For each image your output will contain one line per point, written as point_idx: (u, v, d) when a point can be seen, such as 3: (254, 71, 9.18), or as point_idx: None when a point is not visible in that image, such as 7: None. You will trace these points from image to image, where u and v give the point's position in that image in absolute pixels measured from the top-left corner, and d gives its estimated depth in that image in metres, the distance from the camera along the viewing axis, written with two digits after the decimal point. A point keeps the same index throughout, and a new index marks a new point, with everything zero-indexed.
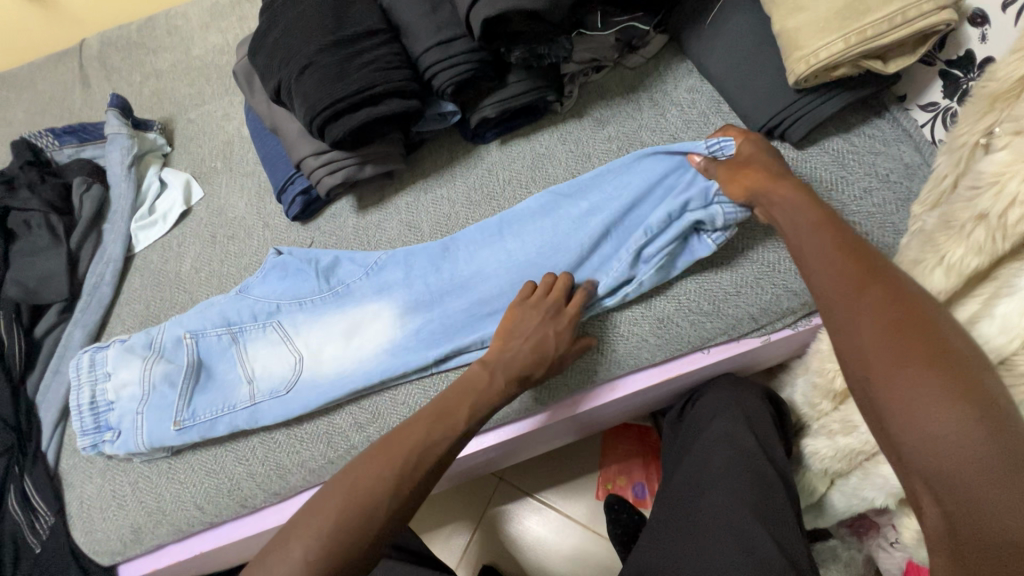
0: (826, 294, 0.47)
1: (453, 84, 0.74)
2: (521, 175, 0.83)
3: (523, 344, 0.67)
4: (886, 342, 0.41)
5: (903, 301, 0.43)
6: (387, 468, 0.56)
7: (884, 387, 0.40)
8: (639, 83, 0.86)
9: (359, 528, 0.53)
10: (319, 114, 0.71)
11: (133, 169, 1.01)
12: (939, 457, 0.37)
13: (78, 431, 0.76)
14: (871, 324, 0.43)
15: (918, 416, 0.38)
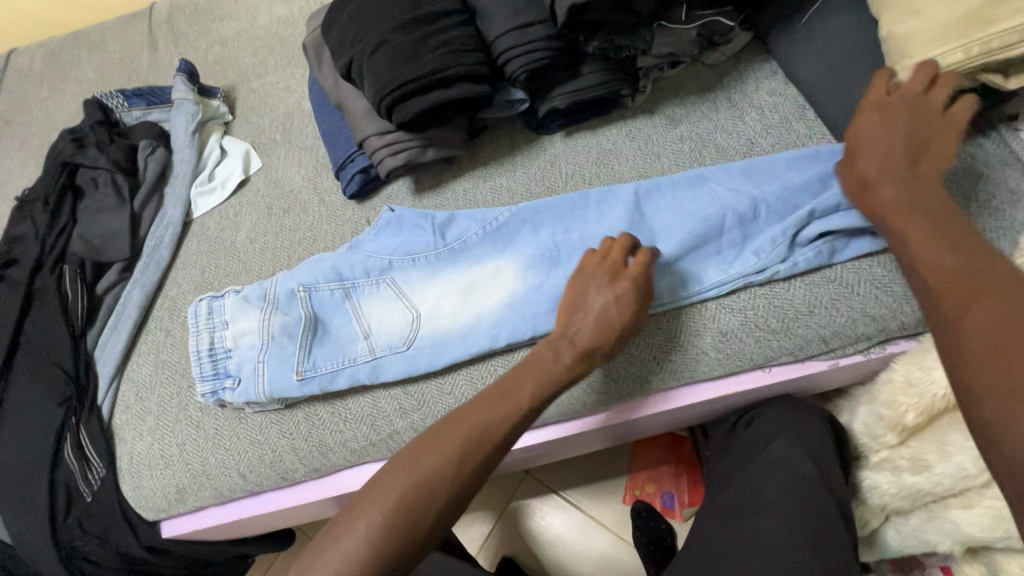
0: (937, 282, 0.47)
1: (527, 71, 0.71)
2: (585, 170, 0.81)
3: (586, 310, 0.64)
4: (991, 328, 0.40)
5: (1022, 296, 0.41)
6: (448, 452, 0.54)
7: (980, 403, 0.38)
8: (717, 81, 0.81)
9: (418, 507, 0.52)
10: (389, 93, 0.70)
11: (196, 135, 1.02)
12: (1021, 452, 0.35)
13: (197, 376, 0.76)
14: (985, 312, 0.41)
15: (1014, 411, 0.36)
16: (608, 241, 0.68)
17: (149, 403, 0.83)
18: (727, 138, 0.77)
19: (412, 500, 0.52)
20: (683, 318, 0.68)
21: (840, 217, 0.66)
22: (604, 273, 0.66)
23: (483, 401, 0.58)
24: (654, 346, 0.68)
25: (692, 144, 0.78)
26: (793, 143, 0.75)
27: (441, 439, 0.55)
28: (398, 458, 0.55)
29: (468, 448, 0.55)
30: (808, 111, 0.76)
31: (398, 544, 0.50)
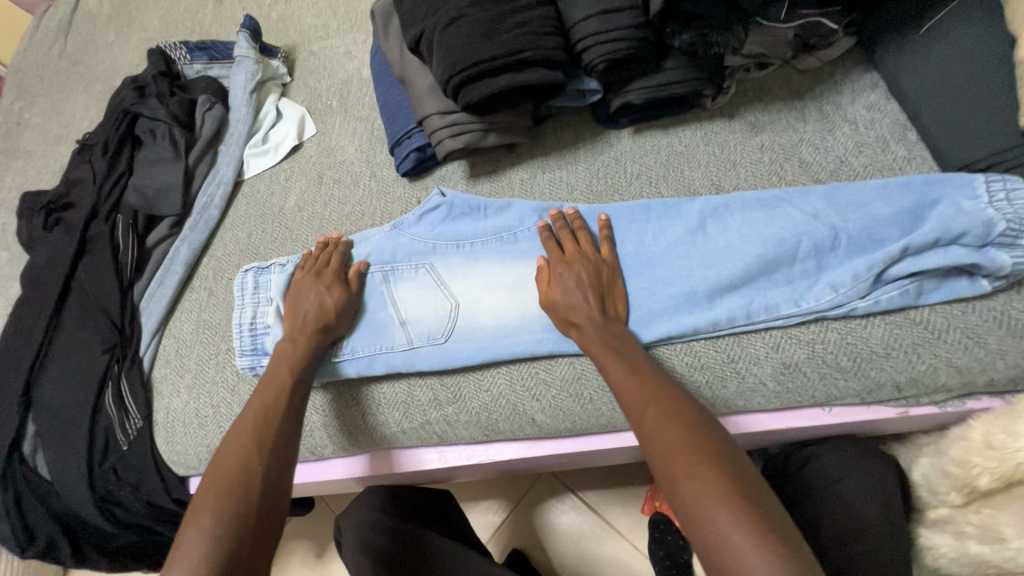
0: (625, 399, 0.55)
1: (606, 61, 0.66)
2: (651, 171, 0.76)
3: (302, 306, 0.72)
4: (667, 440, 0.49)
5: (680, 418, 0.50)
6: (250, 437, 0.58)
7: (691, 493, 0.45)
8: (808, 89, 0.75)
9: (240, 484, 0.54)
10: (458, 73, 0.66)
11: (254, 95, 1.01)
12: (733, 558, 0.41)
13: (238, 349, 0.76)
14: (668, 432, 0.49)
15: (701, 516, 0.44)
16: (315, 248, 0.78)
17: (188, 361, 0.83)
18: (813, 153, 0.71)
19: (207, 491, 0.54)
20: (743, 344, 0.63)
21: (932, 271, 0.59)
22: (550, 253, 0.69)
23: (257, 393, 0.64)
24: (709, 369, 0.63)
25: (773, 155, 0.72)
26: (889, 164, 0.68)
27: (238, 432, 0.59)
28: (215, 461, 0.57)
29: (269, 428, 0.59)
30: (910, 131, 0.69)
31: (237, 534, 0.50)
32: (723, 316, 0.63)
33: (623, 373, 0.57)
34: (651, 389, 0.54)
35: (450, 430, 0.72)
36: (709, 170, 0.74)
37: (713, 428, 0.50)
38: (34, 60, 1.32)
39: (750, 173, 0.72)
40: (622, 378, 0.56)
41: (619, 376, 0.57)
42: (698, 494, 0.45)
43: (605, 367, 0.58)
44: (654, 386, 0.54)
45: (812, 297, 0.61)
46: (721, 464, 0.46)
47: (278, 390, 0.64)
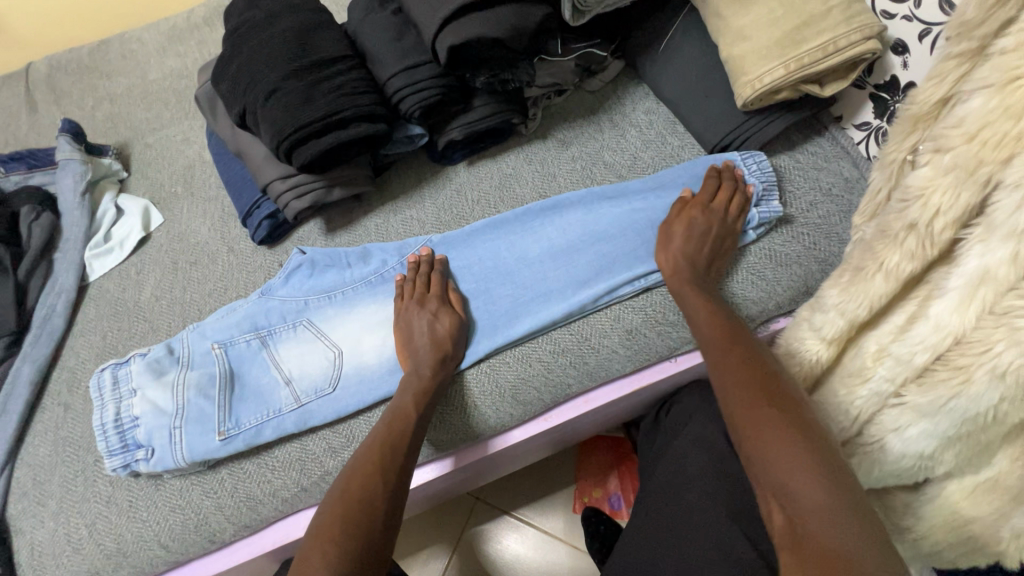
0: (712, 343, 0.61)
1: (420, 108, 0.75)
2: (488, 196, 0.85)
3: (420, 341, 0.72)
4: (734, 383, 0.55)
5: (754, 366, 0.56)
6: (370, 496, 0.59)
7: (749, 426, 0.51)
8: (599, 105, 0.89)
9: (362, 539, 0.56)
10: (285, 138, 0.71)
11: (87, 196, 0.98)
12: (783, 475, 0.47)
13: (104, 452, 0.71)
14: (737, 376, 0.55)
15: (762, 445, 0.49)
16: (409, 285, 0.77)
17: (49, 485, 0.76)
18: (613, 155, 0.85)
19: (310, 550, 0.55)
20: (590, 322, 0.73)
21: None
22: (416, 302, 0.74)
23: (359, 450, 0.64)
24: (568, 351, 0.72)
25: (583, 162, 0.85)
26: (670, 154, 0.83)
27: (333, 493, 0.60)
28: (318, 513, 0.59)
29: (375, 488, 0.60)
30: (678, 125, 0.85)
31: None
32: (570, 305, 0.73)
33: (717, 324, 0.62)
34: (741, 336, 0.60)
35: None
36: (535, 185, 0.85)
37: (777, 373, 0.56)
38: None
39: (569, 181, 0.84)
40: (707, 327, 0.63)
41: (709, 322, 0.63)
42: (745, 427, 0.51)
43: (686, 299, 0.67)
44: (739, 335, 0.61)
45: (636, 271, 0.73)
46: (789, 400, 0.52)
47: (378, 439, 0.64)
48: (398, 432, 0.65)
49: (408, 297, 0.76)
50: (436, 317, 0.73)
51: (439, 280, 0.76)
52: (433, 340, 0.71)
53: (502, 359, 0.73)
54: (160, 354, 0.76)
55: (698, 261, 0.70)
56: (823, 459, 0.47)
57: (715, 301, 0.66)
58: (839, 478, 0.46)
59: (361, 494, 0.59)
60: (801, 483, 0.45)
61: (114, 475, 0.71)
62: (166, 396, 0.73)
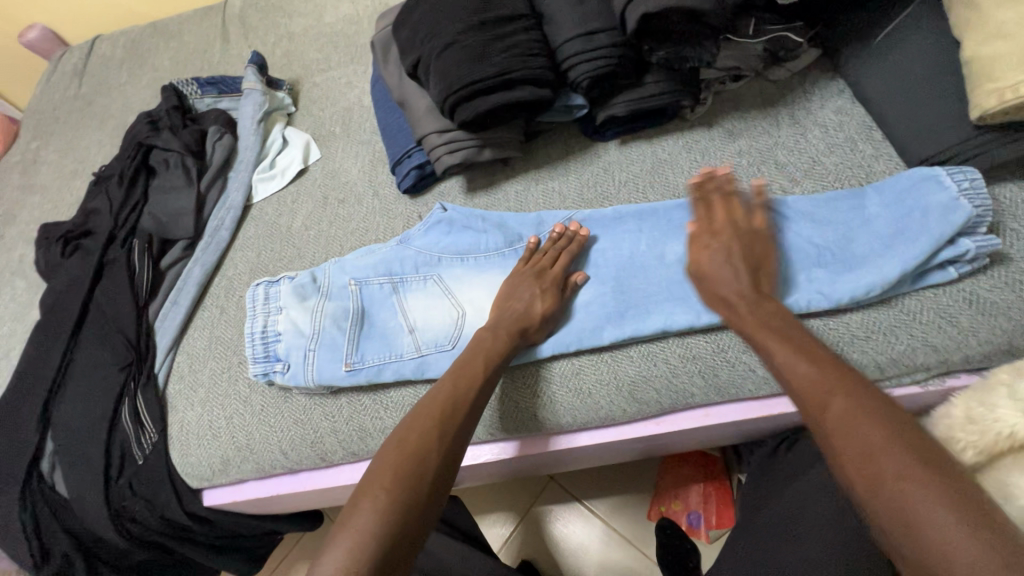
0: (799, 382, 0.50)
1: (590, 77, 0.72)
2: (638, 178, 0.81)
3: (517, 302, 0.70)
4: (852, 432, 0.44)
5: (868, 411, 0.45)
6: (430, 426, 0.58)
7: (880, 490, 0.41)
8: (780, 97, 0.80)
9: (405, 505, 0.51)
10: (454, 93, 0.72)
11: (262, 124, 1.07)
12: (938, 552, 0.37)
13: (250, 358, 0.78)
14: (864, 426, 0.44)
15: (908, 513, 0.39)
16: (537, 249, 0.75)
17: (201, 375, 0.87)
18: (787, 155, 0.76)
19: (372, 475, 0.54)
20: (731, 335, 0.67)
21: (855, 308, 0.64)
22: (533, 271, 0.73)
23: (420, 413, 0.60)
24: (700, 360, 0.67)
25: (750, 158, 0.77)
26: (858, 162, 0.73)
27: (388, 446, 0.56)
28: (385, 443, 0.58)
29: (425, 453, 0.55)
30: (875, 130, 0.74)
31: (399, 516, 0.50)
32: (716, 318, 0.67)
33: (797, 359, 0.51)
34: (834, 372, 0.49)
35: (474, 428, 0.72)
36: (692, 175, 0.78)
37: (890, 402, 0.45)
38: (53, 101, 1.44)
39: (730, 176, 0.77)
40: (803, 365, 0.51)
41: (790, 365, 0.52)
42: (873, 472, 0.42)
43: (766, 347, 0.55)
44: (832, 371, 0.49)
45: (799, 296, 0.64)
46: (927, 447, 0.41)
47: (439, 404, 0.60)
48: (454, 401, 0.61)
49: (528, 259, 0.75)
50: (542, 295, 0.70)
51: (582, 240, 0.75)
52: (526, 313, 0.69)
53: (626, 353, 0.70)
54: (306, 281, 0.82)
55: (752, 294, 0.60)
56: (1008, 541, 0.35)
57: (774, 331, 0.56)
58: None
59: (415, 449, 0.55)
60: (952, 540, 0.36)
61: (254, 380, 0.79)
62: (307, 319, 0.79)
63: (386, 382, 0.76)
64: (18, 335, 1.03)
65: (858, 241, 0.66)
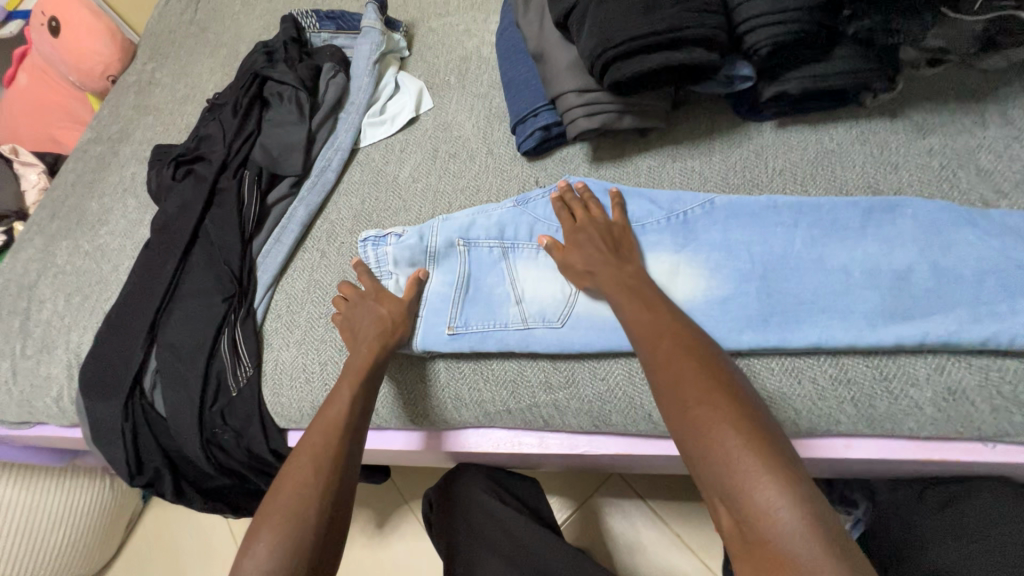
0: (637, 329, 0.58)
1: (773, 44, 0.62)
2: (797, 168, 0.71)
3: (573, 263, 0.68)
4: (682, 374, 0.51)
5: (697, 362, 0.51)
6: (319, 444, 0.62)
7: (709, 435, 0.46)
8: (990, 91, 0.67)
9: (302, 514, 0.57)
10: (612, 48, 0.64)
11: (376, 66, 1.03)
12: (734, 473, 0.43)
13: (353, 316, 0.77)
14: (695, 377, 0.50)
15: (721, 447, 0.45)
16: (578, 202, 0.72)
17: (298, 317, 0.86)
18: (993, 161, 0.64)
19: (278, 498, 0.58)
20: (899, 362, 0.58)
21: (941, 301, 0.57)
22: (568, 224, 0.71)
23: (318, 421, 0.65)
24: (856, 385, 0.58)
25: (944, 159, 0.65)
26: None
27: (302, 463, 0.60)
28: (288, 463, 0.62)
29: (325, 468, 0.60)
30: None
31: (291, 550, 0.54)
32: (886, 339, 0.56)
33: (641, 325, 0.57)
34: (667, 342, 0.54)
35: (578, 418, 0.69)
36: (866, 171, 0.68)
37: (751, 394, 0.50)
38: (170, 25, 1.46)
39: (916, 177, 0.65)
40: (642, 342, 0.56)
41: (637, 316, 0.58)
42: (701, 417, 0.47)
43: (622, 303, 0.61)
44: (678, 331, 0.55)
45: (999, 328, 0.54)
46: (763, 429, 0.46)
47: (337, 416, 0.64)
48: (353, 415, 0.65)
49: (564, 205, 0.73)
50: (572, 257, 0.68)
51: (616, 222, 0.70)
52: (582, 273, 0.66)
53: (765, 363, 0.61)
54: (413, 237, 0.78)
55: (613, 266, 0.65)
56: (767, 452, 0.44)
57: (637, 292, 0.61)
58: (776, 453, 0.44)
59: (304, 479, 0.59)
60: (762, 482, 0.42)
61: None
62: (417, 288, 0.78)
63: (486, 353, 0.72)
64: (127, 251, 1.06)
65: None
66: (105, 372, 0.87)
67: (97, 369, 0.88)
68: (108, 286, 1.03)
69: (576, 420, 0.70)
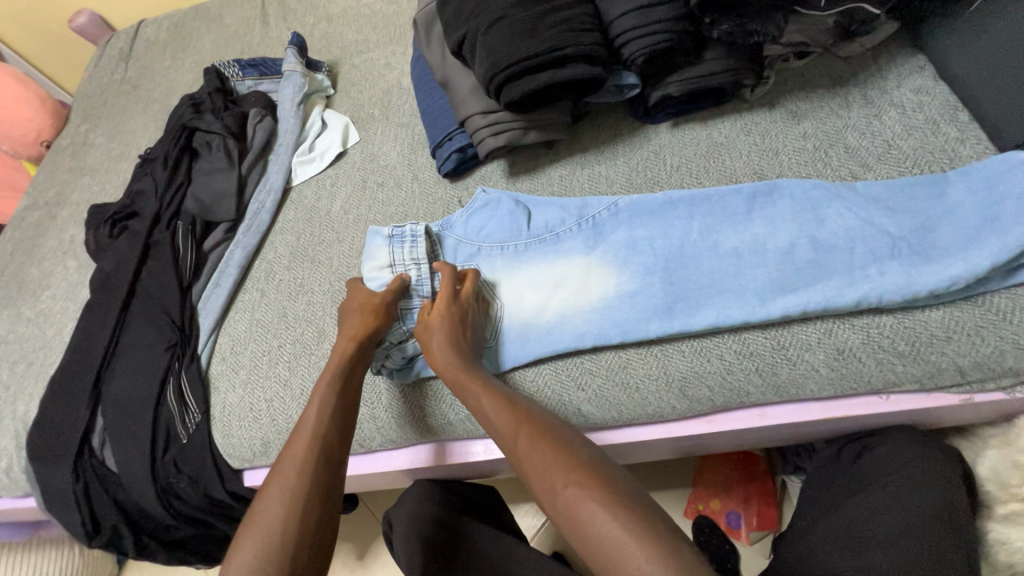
0: (488, 417, 0.58)
1: (646, 54, 0.68)
2: (692, 163, 0.76)
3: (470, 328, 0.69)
4: (534, 459, 0.53)
5: (547, 440, 0.54)
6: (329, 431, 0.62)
7: (569, 512, 0.48)
8: (851, 75, 0.74)
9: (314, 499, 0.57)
10: (501, 71, 0.69)
11: (301, 107, 1.06)
12: (604, 549, 0.45)
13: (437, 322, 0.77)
14: (544, 456, 0.52)
15: (585, 521, 0.47)
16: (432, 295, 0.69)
17: (242, 357, 0.87)
18: (859, 138, 0.70)
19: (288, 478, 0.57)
20: (792, 331, 0.62)
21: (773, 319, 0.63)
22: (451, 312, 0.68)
23: (299, 434, 0.61)
24: (758, 356, 0.63)
25: (817, 141, 0.71)
26: (940, 147, 0.66)
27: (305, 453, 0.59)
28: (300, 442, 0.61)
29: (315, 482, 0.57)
30: (961, 112, 0.67)
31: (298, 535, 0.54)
32: (774, 311, 0.61)
33: (491, 410, 0.58)
34: (519, 417, 0.57)
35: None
36: (751, 159, 0.73)
37: (600, 458, 0.53)
38: (100, 85, 1.47)
39: (795, 160, 0.71)
40: (495, 414, 0.58)
41: (488, 406, 0.59)
42: (560, 498, 0.49)
43: (473, 397, 0.61)
44: (521, 414, 0.57)
45: (870, 289, 0.59)
46: (620, 492, 0.49)
47: (317, 429, 0.61)
48: (333, 431, 0.62)
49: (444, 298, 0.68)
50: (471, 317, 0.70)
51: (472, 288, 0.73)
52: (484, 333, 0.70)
53: (677, 347, 0.66)
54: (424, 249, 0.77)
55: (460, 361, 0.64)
56: (626, 511, 0.47)
57: (487, 382, 0.62)
58: (631, 508, 0.47)
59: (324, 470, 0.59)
60: (622, 543, 0.45)
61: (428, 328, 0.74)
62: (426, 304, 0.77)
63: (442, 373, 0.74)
64: (69, 313, 1.06)
65: (939, 233, 0.60)
66: (51, 436, 0.87)
67: (43, 433, 0.87)
68: (53, 350, 1.02)
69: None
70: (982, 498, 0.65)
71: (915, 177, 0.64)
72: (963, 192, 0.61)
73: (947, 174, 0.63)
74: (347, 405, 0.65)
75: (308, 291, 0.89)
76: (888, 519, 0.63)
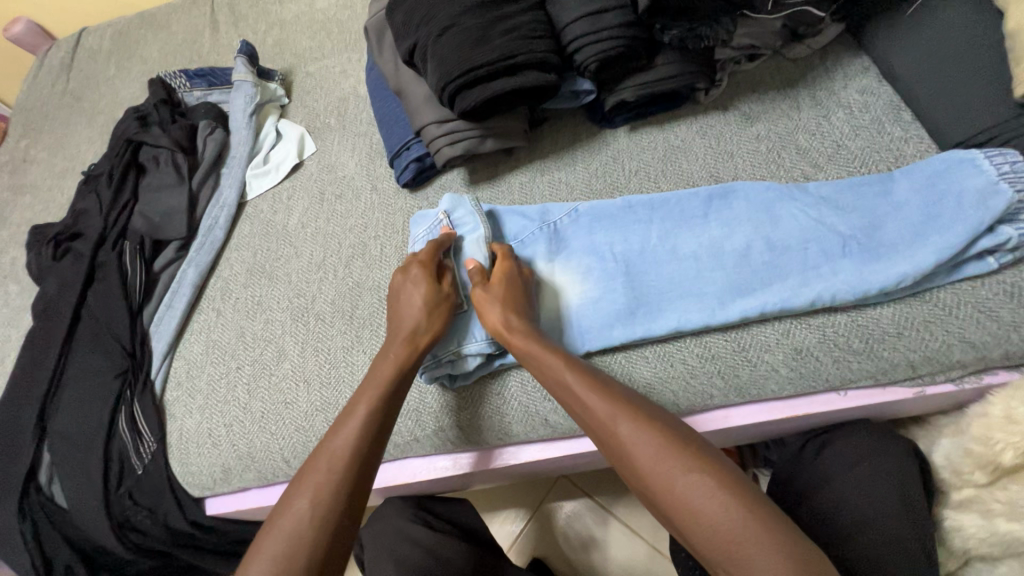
0: (582, 405, 0.55)
1: (598, 60, 0.67)
2: (650, 167, 0.76)
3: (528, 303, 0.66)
4: (644, 448, 0.50)
5: (655, 427, 0.51)
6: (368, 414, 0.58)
7: (693, 508, 0.46)
8: (801, 77, 0.75)
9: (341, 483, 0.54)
10: (453, 80, 0.67)
11: (254, 117, 1.03)
12: (733, 549, 0.44)
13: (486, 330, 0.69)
14: (655, 446, 0.49)
15: (706, 516, 0.45)
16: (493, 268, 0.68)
17: (199, 382, 0.84)
18: (810, 139, 0.71)
19: (320, 458, 0.55)
20: (752, 333, 0.63)
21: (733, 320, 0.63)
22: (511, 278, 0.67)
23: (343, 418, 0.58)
24: (720, 359, 0.63)
25: (770, 143, 0.72)
26: (887, 146, 0.68)
27: (345, 432, 0.57)
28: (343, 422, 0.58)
29: (346, 465, 0.55)
30: (904, 112, 0.69)
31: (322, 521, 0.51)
32: (732, 315, 0.62)
33: (583, 393, 0.55)
34: (614, 400, 0.54)
35: (486, 434, 0.70)
36: (707, 162, 0.74)
37: (709, 449, 0.50)
38: (41, 97, 1.40)
39: (749, 162, 0.72)
40: (584, 393, 0.55)
41: (581, 391, 0.55)
42: (678, 492, 0.47)
43: (560, 380, 0.57)
44: (617, 397, 0.54)
45: (822, 289, 0.60)
46: (744, 488, 0.47)
47: (360, 420, 0.58)
48: (373, 422, 0.58)
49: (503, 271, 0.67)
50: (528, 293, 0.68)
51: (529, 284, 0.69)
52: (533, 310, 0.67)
53: (640, 353, 0.66)
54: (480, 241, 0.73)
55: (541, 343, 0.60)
56: (756, 510, 0.45)
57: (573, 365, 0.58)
58: (759, 503, 0.45)
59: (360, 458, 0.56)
60: (756, 541, 0.43)
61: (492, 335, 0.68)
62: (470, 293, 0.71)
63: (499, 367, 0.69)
64: (13, 341, 1.00)
65: (886, 231, 0.61)
66: None
67: None
68: None
69: (482, 437, 0.70)
70: (939, 485, 0.67)
71: (863, 177, 0.66)
72: (907, 191, 0.62)
73: (891, 174, 0.64)
74: (391, 398, 0.61)
75: (266, 308, 0.86)
76: (849, 520, 0.64)
